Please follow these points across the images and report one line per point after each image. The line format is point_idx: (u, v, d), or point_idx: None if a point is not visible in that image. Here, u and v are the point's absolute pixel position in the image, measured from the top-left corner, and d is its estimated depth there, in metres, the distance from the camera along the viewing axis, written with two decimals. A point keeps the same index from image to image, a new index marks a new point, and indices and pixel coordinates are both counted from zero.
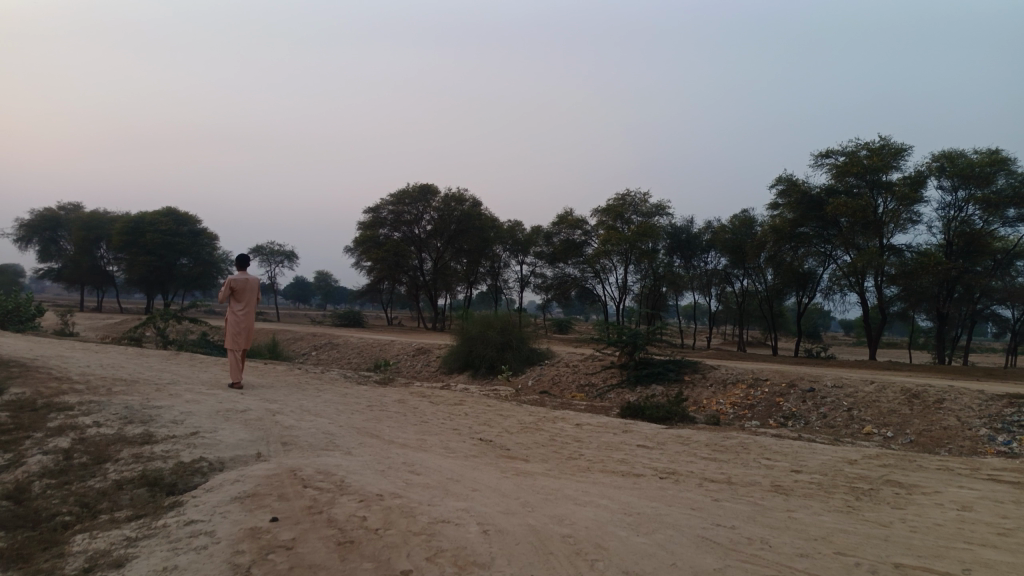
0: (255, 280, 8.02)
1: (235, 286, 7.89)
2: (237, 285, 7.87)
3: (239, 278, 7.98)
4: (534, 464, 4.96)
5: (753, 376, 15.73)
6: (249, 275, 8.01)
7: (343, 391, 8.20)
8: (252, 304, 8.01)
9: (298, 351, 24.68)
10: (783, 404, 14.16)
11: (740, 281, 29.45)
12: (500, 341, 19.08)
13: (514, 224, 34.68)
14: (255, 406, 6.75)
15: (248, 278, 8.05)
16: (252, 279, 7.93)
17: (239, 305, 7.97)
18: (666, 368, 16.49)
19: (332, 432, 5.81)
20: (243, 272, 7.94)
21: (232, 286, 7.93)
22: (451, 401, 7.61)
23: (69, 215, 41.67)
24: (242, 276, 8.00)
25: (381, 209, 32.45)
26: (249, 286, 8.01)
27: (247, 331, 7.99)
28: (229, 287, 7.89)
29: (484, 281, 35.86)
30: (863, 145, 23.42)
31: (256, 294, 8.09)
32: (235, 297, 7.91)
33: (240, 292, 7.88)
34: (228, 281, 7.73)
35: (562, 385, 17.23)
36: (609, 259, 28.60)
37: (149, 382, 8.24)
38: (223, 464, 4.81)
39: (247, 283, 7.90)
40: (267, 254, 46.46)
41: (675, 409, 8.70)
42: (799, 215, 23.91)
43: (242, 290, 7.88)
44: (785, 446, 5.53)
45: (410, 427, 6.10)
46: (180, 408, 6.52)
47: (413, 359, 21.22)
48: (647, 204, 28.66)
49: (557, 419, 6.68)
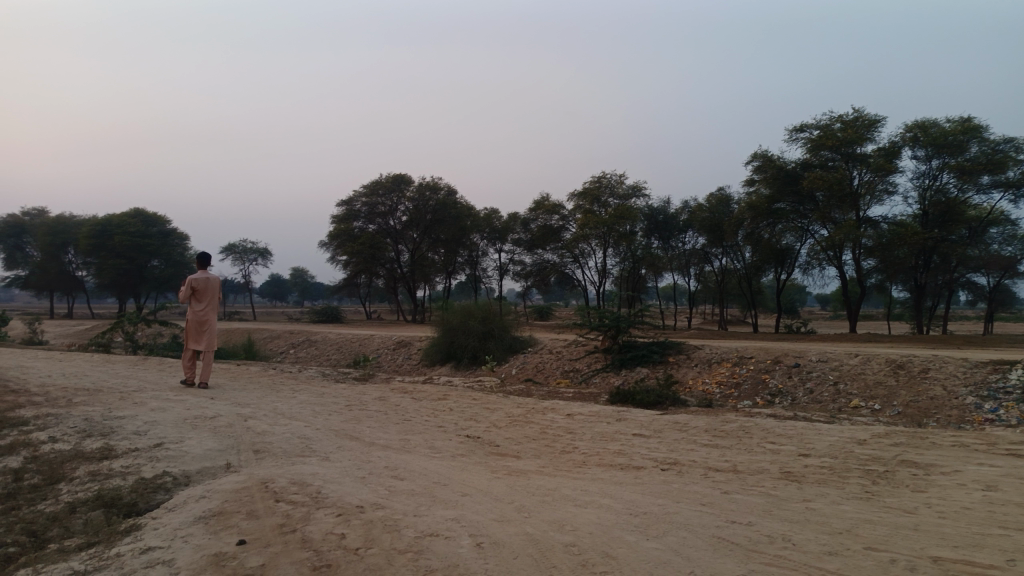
0: (217, 280, 7.63)
1: (196, 286, 7.49)
2: (198, 285, 7.47)
3: (200, 277, 7.57)
4: (526, 462, 4.63)
5: (738, 354, 15.56)
6: (210, 274, 7.61)
7: (320, 390, 7.82)
8: (214, 304, 7.65)
9: (276, 349, 24.15)
10: (769, 380, 13.99)
11: (719, 260, 29.35)
12: (482, 330, 18.75)
13: (490, 212, 34.23)
14: (226, 412, 6.34)
15: (208, 277, 7.65)
16: (214, 278, 7.54)
17: (201, 305, 7.59)
18: (650, 350, 16.25)
19: (309, 436, 5.43)
20: (204, 272, 7.54)
21: (192, 286, 7.53)
22: (434, 396, 7.26)
23: (33, 220, 40.49)
24: (203, 275, 7.59)
25: (354, 202, 31.70)
26: (210, 285, 7.61)
27: (210, 332, 7.64)
28: (190, 287, 7.48)
29: (462, 271, 35.46)
30: (836, 118, 23.27)
31: (218, 294, 7.71)
32: (196, 297, 7.52)
33: (203, 293, 7.49)
34: (189, 281, 7.32)
35: (547, 372, 16.96)
36: (587, 243, 28.36)
37: (113, 390, 7.78)
38: (189, 478, 4.42)
39: (209, 283, 7.50)
40: (240, 252, 45.63)
41: (665, 393, 8.44)
42: (775, 190, 23.72)
43: (205, 290, 7.50)
44: (788, 429, 5.27)
45: (392, 426, 5.74)
46: (146, 417, 6.10)
47: (394, 352, 20.83)
48: (623, 186, 28.36)
49: (546, 409, 6.38)
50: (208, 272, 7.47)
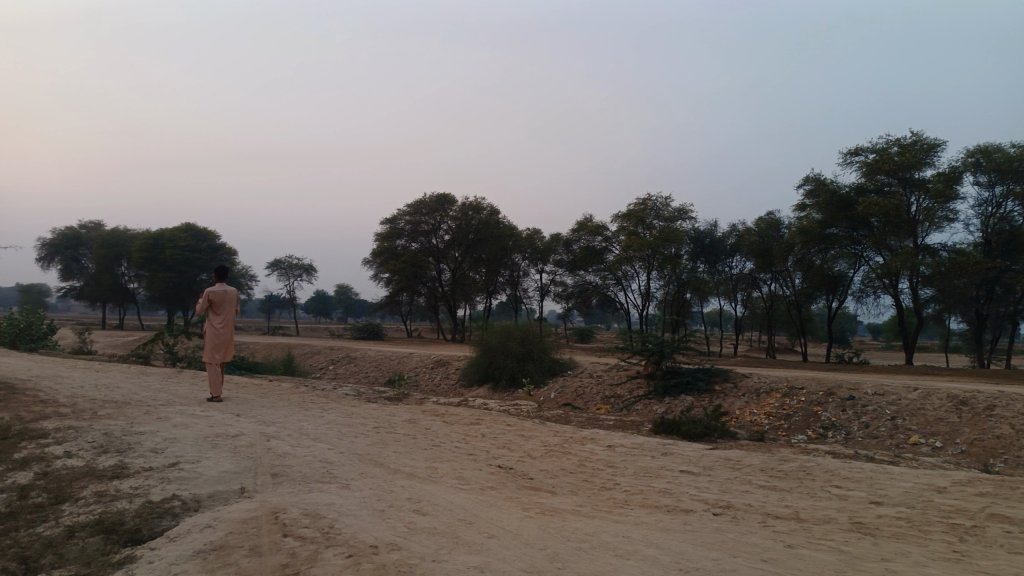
0: (234, 291, 7.47)
1: (213, 299, 7.34)
2: (215, 298, 7.33)
3: (217, 290, 7.44)
4: (562, 498, 4.22)
5: (787, 384, 14.83)
6: (228, 286, 7.47)
7: (350, 410, 7.51)
8: (231, 317, 7.50)
9: (315, 365, 24.09)
10: (821, 413, 13.26)
11: (768, 285, 28.47)
12: (522, 351, 18.37)
13: (533, 232, 33.92)
14: (249, 431, 6.06)
15: (226, 289, 7.51)
16: (231, 290, 7.39)
17: (218, 318, 7.45)
18: (695, 377, 15.62)
19: (331, 461, 5.10)
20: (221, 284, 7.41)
21: (209, 298, 7.39)
22: (467, 420, 6.88)
23: (89, 233, 41.52)
24: (220, 286, 7.44)
25: (397, 220, 31.76)
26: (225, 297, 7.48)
27: (227, 345, 7.49)
28: (207, 298, 7.35)
29: (503, 291, 35.17)
30: (893, 142, 22.40)
31: (235, 306, 7.56)
32: (214, 309, 7.38)
33: (220, 305, 7.35)
34: (205, 293, 7.17)
35: (586, 397, 16.47)
36: (631, 265, 27.83)
37: (141, 403, 7.60)
38: (199, 503, 4.13)
39: (226, 295, 7.35)
40: (286, 268, 46.17)
41: (713, 425, 7.93)
42: (827, 216, 22.88)
43: (222, 302, 7.35)
44: (854, 472, 4.74)
45: (420, 452, 5.38)
46: (166, 433, 5.86)
47: (432, 371, 20.54)
48: (668, 208, 27.79)
49: (585, 439, 5.95)
50: (225, 284, 7.33)
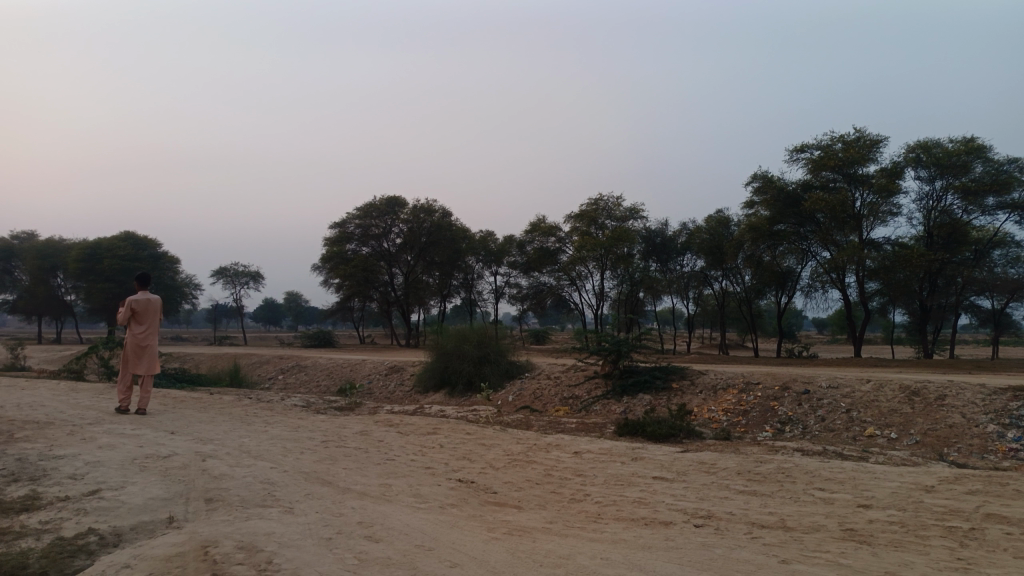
0: (158, 299, 6.93)
1: (135, 308, 6.78)
2: (138, 307, 6.77)
3: (139, 297, 6.88)
4: (530, 514, 3.87)
5: (743, 380, 14.77)
6: (150, 293, 6.91)
7: (296, 423, 7.02)
8: (155, 326, 6.98)
9: (264, 375, 23.24)
10: (778, 408, 13.20)
11: (719, 283, 28.65)
12: (477, 355, 17.97)
13: (486, 234, 33.55)
14: (184, 450, 5.53)
15: (148, 296, 6.95)
16: (155, 299, 6.85)
17: (140, 327, 6.91)
18: (653, 376, 15.46)
19: (273, 482, 4.63)
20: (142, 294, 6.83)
21: (130, 307, 6.83)
22: (423, 429, 6.48)
23: (21, 243, 39.55)
24: (142, 294, 6.88)
25: (347, 224, 31.00)
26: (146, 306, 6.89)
27: (152, 355, 6.99)
28: (128, 307, 6.78)
29: (457, 294, 34.71)
30: (837, 138, 22.70)
31: (158, 314, 7.02)
32: (136, 319, 6.83)
33: (143, 315, 6.80)
34: (128, 304, 6.62)
35: (544, 399, 16.17)
36: (584, 266, 27.71)
37: (65, 423, 6.96)
38: (120, 537, 3.63)
39: (149, 304, 6.79)
40: (232, 275, 44.82)
41: (678, 425, 7.70)
42: (775, 212, 23.06)
43: (146, 312, 6.80)
44: (835, 473, 4.50)
45: (372, 467, 4.95)
46: (88, 456, 5.28)
47: (386, 378, 19.98)
48: (620, 208, 27.75)
49: (549, 445, 5.61)
50: (148, 293, 6.79)
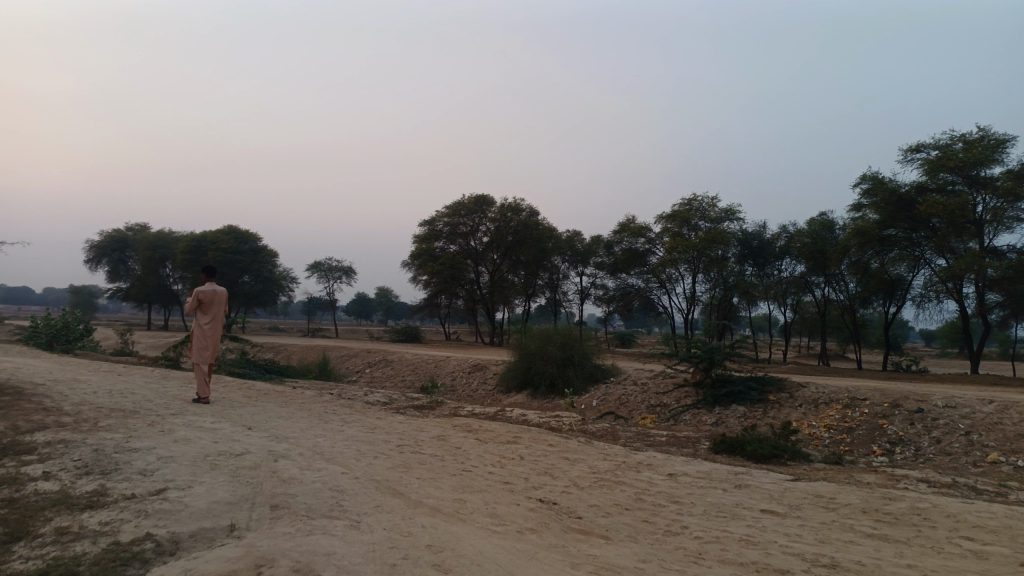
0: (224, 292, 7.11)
1: (202, 299, 6.95)
2: (205, 299, 6.95)
3: (206, 288, 7.10)
4: (621, 548, 3.39)
5: (848, 395, 13.68)
6: (217, 285, 7.11)
7: (374, 423, 6.78)
8: (219, 318, 7.16)
9: (351, 368, 23.53)
10: (887, 426, 12.11)
11: (821, 290, 27.06)
12: (562, 356, 17.53)
13: (574, 234, 33.02)
14: (257, 449, 5.34)
15: (215, 287, 7.15)
16: (221, 291, 7.04)
17: (206, 318, 7.10)
18: (747, 386, 14.58)
19: (342, 489, 4.32)
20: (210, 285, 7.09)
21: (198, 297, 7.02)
22: (503, 437, 6.09)
23: (135, 235, 41.88)
24: (210, 285, 7.06)
25: (436, 222, 31.18)
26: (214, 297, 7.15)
27: (214, 346, 7.17)
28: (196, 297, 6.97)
29: (542, 294, 34.38)
30: (958, 137, 20.91)
31: (224, 305, 7.21)
32: (202, 310, 7.02)
33: (209, 307, 6.98)
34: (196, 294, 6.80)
35: (630, 406, 15.56)
36: (675, 269, 26.83)
37: (149, 413, 6.96)
38: (176, 545, 3.39)
39: (216, 296, 6.98)
40: (325, 270, 46.04)
41: (782, 445, 7.05)
42: (885, 216, 21.44)
43: (212, 304, 6.98)
44: (984, 519, 3.80)
45: (447, 479, 4.58)
46: (162, 451, 5.14)
47: (469, 376, 19.81)
48: (715, 209, 26.62)
49: (641, 464, 5.10)
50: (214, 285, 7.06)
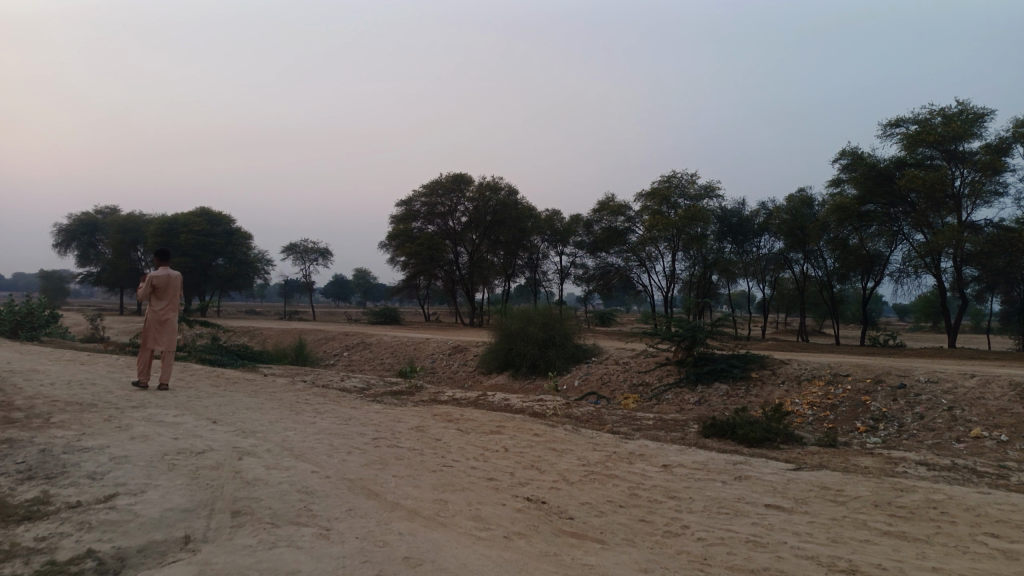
0: (179, 276, 6.78)
1: (157, 285, 6.59)
2: (160, 284, 6.60)
3: (160, 273, 6.78)
4: (619, 556, 3.07)
5: (831, 372, 13.53)
6: (171, 269, 6.78)
7: (348, 413, 6.41)
8: (175, 302, 6.82)
9: (329, 351, 23.07)
10: (869, 403, 11.96)
11: (800, 266, 26.98)
12: (542, 337, 17.24)
13: (553, 213, 32.63)
14: (221, 445, 4.94)
15: (169, 272, 6.81)
16: (176, 275, 6.72)
17: (161, 303, 6.76)
18: (729, 364, 14.37)
19: (312, 491, 3.96)
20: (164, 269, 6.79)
21: (152, 282, 6.68)
22: (486, 426, 5.76)
23: (105, 218, 40.77)
24: (164, 270, 6.71)
25: (413, 202, 30.62)
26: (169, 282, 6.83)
27: (172, 331, 6.83)
28: (150, 282, 6.62)
29: (521, 274, 34.05)
30: (938, 112, 20.65)
31: (179, 289, 6.86)
32: (157, 295, 6.67)
33: (165, 292, 6.65)
34: (150, 277, 6.47)
35: (612, 385, 15.33)
36: (655, 246, 26.63)
37: (107, 407, 6.51)
38: (122, 563, 3.01)
39: (172, 280, 6.65)
40: (301, 252, 45.27)
41: (774, 428, 6.79)
42: (864, 191, 21.24)
43: (168, 288, 6.65)
44: (1004, 514, 3.53)
45: (426, 477, 4.23)
46: (116, 450, 4.73)
47: (449, 358, 19.48)
48: (695, 186, 26.40)
49: (634, 454, 4.79)
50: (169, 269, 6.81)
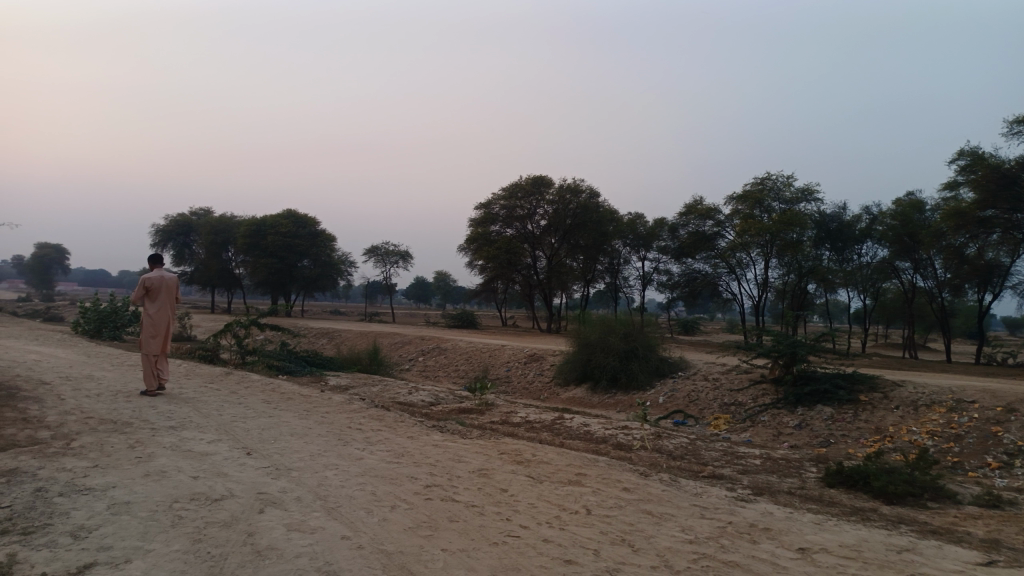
0: (173, 280, 6.75)
1: (149, 285, 6.55)
2: (154, 283, 6.55)
3: (154, 277, 6.64)
4: None
5: (954, 398, 11.74)
6: (164, 272, 6.71)
7: (402, 445, 5.53)
8: (168, 306, 6.70)
9: (404, 356, 22.48)
10: (1003, 435, 10.15)
11: (908, 275, 24.57)
12: (624, 348, 16.08)
13: (635, 217, 31.27)
14: (248, 490, 4.11)
15: (162, 277, 6.73)
16: (169, 276, 6.71)
17: (155, 306, 6.59)
18: (834, 385, 12.79)
19: (336, 570, 3.04)
20: (158, 270, 6.69)
21: (146, 285, 6.56)
22: (564, 473, 4.73)
23: (198, 219, 41.91)
24: (157, 273, 6.71)
25: (492, 205, 29.91)
26: (164, 285, 6.68)
27: (164, 334, 6.63)
28: (144, 284, 6.49)
29: (601, 280, 32.78)
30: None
31: (173, 294, 6.78)
32: (152, 297, 6.55)
33: (158, 293, 6.59)
34: (150, 278, 6.50)
35: (701, 404, 14.03)
36: (747, 253, 24.95)
37: (141, 428, 5.85)
38: None
39: (165, 280, 6.63)
40: (383, 254, 45.36)
41: (919, 481, 5.51)
42: (984, 195, 18.68)
43: (161, 289, 6.61)
44: None
45: (484, 555, 3.25)
46: (121, 493, 3.95)
47: (525, 367, 18.51)
48: (790, 189, 24.52)
49: (755, 529, 3.68)
50: (163, 271, 6.70)
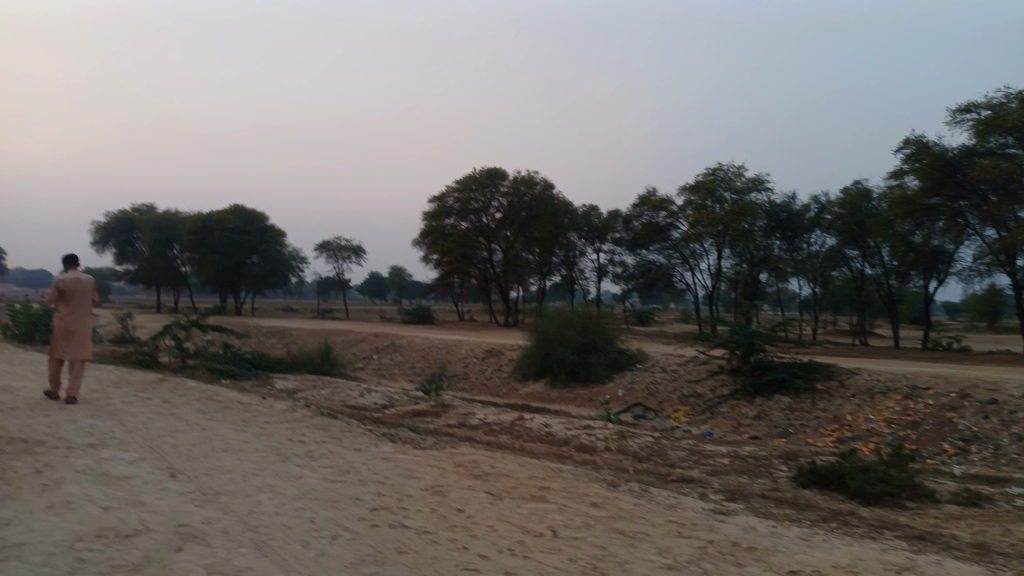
0: (90, 280, 6.13)
1: (62, 287, 5.95)
2: (67, 286, 5.95)
3: (68, 278, 6.02)
4: None
5: (908, 384, 11.72)
6: (80, 274, 6.10)
7: (347, 459, 5.03)
8: (86, 309, 6.10)
9: (358, 354, 21.82)
10: (958, 421, 10.11)
11: (858, 264, 24.87)
12: (581, 341, 15.77)
13: (590, 209, 31.07)
14: (166, 523, 3.58)
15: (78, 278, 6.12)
16: (86, 277, 6.09)
17: (70, 310, 5.99)
18: (791, 374, 12.67)
19: None
20: (73, 271, 6.08)
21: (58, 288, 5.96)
22: (525, 487, 4.31)
23: (141, 215, 40.25)
24: (72, 275, 6.09)
25: (445, 198, 29.31)
26: (81, 287, 6.06)
27: (82, 340, 6.03)
28: (56, 287, 5.90)
29: (557, 272, 32.54)
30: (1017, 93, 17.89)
31: (92, 296, 6.17)
32: (66, 301, 5.96)
33: (73, 295, 5.98)
34: (62, 280, 5.91)
35: (660, 397, 13.79)
36: (701, 244, 24.90)
37: (53, 448, 5.22)
38: None
39: (80, 281, 6.01)
40: (334, 250, 44.32)
41: (895, 479, 5.27)
42: (930, 183, 18.79)
43: (75, 291, 5.99)
44: None
45: None
46: (15, 533, 3.38)
47: (483, 362, 18.08)
48: (742, 179, 24.55)
49: (739, 549, 3.34)
50: (78, 271, 6.09)
